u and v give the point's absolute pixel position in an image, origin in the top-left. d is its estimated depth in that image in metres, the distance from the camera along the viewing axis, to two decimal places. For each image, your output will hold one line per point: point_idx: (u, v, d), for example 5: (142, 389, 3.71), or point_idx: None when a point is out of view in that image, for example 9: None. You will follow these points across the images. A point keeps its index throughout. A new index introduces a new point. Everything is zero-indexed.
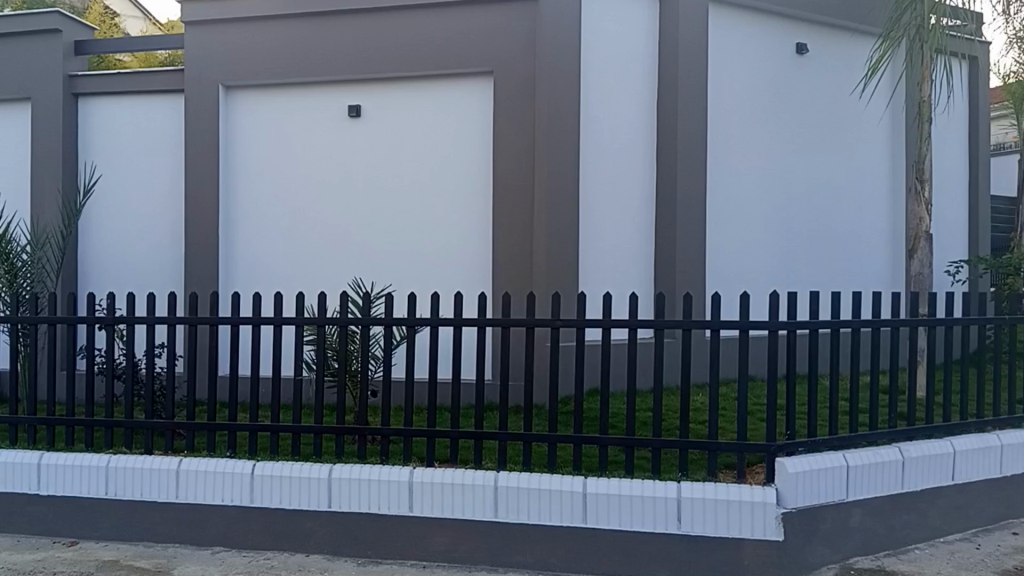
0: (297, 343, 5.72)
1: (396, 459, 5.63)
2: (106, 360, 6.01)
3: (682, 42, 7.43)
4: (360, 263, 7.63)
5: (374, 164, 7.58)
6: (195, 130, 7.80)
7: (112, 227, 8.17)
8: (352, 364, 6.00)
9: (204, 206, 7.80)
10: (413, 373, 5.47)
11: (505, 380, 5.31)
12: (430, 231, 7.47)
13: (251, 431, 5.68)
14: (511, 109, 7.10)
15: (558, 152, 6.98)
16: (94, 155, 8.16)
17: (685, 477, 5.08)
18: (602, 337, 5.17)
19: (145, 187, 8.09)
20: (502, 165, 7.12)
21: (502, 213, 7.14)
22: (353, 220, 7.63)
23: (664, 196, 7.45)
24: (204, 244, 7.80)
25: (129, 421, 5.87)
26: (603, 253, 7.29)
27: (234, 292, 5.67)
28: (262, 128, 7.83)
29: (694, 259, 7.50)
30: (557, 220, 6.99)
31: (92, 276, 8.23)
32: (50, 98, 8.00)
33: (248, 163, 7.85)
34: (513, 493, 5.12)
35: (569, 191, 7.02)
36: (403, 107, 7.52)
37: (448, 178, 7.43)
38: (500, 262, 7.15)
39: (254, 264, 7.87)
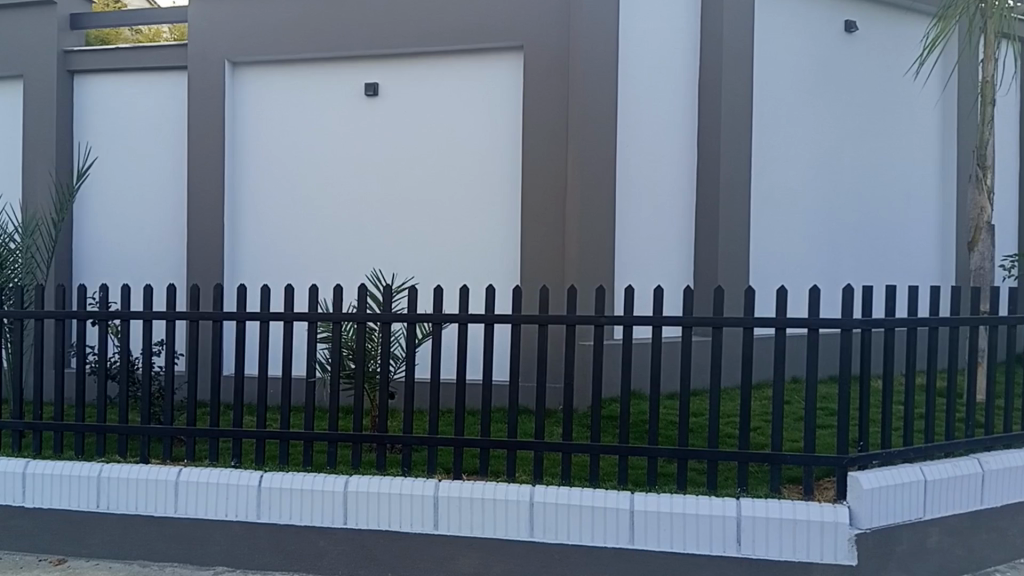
0: (311, 342, 5.17)
1: (419, 470, 5.10)
2: (99, 358, 5.49)
3: (728, 17, 6.91)
4: (376, 255, 7.15)
5: (393, 149, 7.08)
6: (199, 111, 7.27)
7: (109, 216, 7.65)
8: (370, 365, 5.46)
9: (208, 194, 7.26)
10: (439, 376, 4.92)
11: (542, 383, 4.75)
12: (455, 221, 6.97)
13: (259, 439, 5.14)
14: (541, 88, 6.59)
15: (595, 136, 6.51)
16: (89, 138, 7.64)
17: (745, 494, 4.54)
18: (653, 335, 4.60)
19: (145, 172, 7.56)
20: (533, 149, 6.62)
21: (532, 202, 6.64)
22: (370, 210, 7.14)
23: (706, 183, 6.97)
24: (209, 236, 7.28)
25: (123, 426, 5.35)
26: (640, 243, 6.85)
27: (241, 285, 5.12)
28: (270, 109, 7.30)
29: (737, 253, 7.03)
30: (590, 209, 6.49)
31: (90, 269, 7.71)
32: (43, 76, 7.47)
33: (256, 147, 7.33)
34: (551, 510, 4.59)
35: (605, 177, 6.55)
36: (425, 87, 7.00)
37: (473, 164, 6.93)
38: (527, 253, 6.66)
39: (264, 257, 7.36)
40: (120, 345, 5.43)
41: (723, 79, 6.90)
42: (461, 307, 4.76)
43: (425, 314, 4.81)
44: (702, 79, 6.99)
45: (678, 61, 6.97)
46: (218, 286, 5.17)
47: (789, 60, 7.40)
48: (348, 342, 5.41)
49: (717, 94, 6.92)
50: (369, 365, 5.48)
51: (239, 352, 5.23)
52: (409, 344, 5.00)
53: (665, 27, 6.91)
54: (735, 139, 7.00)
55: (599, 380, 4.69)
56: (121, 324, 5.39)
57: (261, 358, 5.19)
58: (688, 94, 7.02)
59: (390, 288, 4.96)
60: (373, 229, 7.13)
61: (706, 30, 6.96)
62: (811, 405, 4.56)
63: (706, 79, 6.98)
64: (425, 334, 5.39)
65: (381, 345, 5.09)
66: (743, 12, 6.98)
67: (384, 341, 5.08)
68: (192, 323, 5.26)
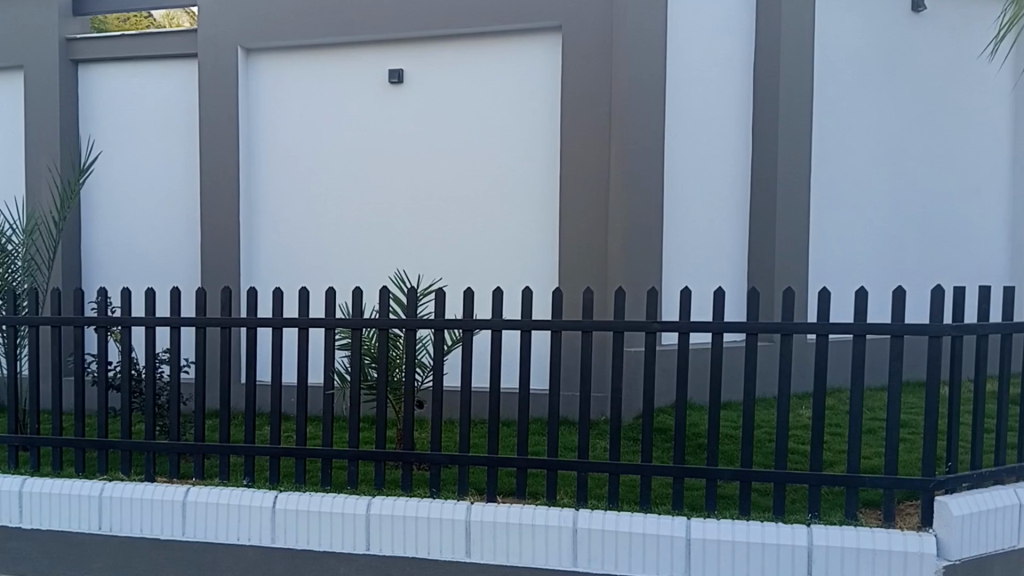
0: (328, 349, 4.69)
1: (449, 492, 4.63)
2: (99, 365, 5.06)
3: (786, 15, 6.88)
4: (403, 253, 6.74)
5: (420, 141, 6.65)
6: (213, 100, 6.82)
7: (118, 213, 7.23)
8: (394, 374, 4.99)
9: (223, 190, 6.83)
10: (470, 384, 4.44)
11: (585, 395, 4.24)
12: (485, 220, 6.56)
13: (274, 456, 4.69)
14: (580, 79, 6.20)
15: (642, 127, 6.24)
16: (96, 130, 7.24)
17: (816, 519, 4.07)
18: (713, 343, 4.07)
19: (155, 167, 7.14)
20: (572, 140, 6.25)
21: (569, 196, 6.27)
22: (396, 205, 6.72)
23: (760, 183, 6.99)
24: (225, 235, 6.85)
25: (126, 440, 4.91)
26: (698, 240, 6.90)
27: (253, 285, 4.66)
28: (287, 98, 6.86)
29: (796, 251, 7.06)
30: (637, 203, 6.25)
31: (100, 272, 7.29)
32: (46, 64, 7.04)
33: (273, 140, 6.90)
34: (598, 537, 4.10)
35: (653, 170, 6.31)
36: (453, 74, 6.57)
37: (506, 157, 6.49)
38: (564, 253, 6.30)
39: (283, 257, 6.95)
40: (121, 354, 5.01)
41: (781, 80, 6.89)
42: (494, 311, 4.28)
43: (454, 318, 4.33)
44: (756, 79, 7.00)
45: (735, 63, 6.97)
46: (227, 288, 4.69)
47: (848, 58, 7.31)
48: (369, 349, 4.93)
49: (775, 94, 6.90)
50: (392, 374, 5.00)
51: (250, 360, 4.76)
52: (437, 352, 4.50)
53: (721, 26, 6.90)
54: (794, 139, 7.01)
55: (652, 388, 4.18)
56: (122, 330, 4.97)
57: (276, 365, 4.73)
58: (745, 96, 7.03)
59: (416, 290, 4.49)
60: (399, 228, 6.72)
61: (761, 29, 6.94)
62: (892, 422, 4.05)
63: (763, 83, 6.96)
64: (454, 340, 4.92)
65: (406, 352, 4.63)
66: (802, 11, 6.95)
67: (410, 348, 4.60)
68: (200, 328, 4.81)
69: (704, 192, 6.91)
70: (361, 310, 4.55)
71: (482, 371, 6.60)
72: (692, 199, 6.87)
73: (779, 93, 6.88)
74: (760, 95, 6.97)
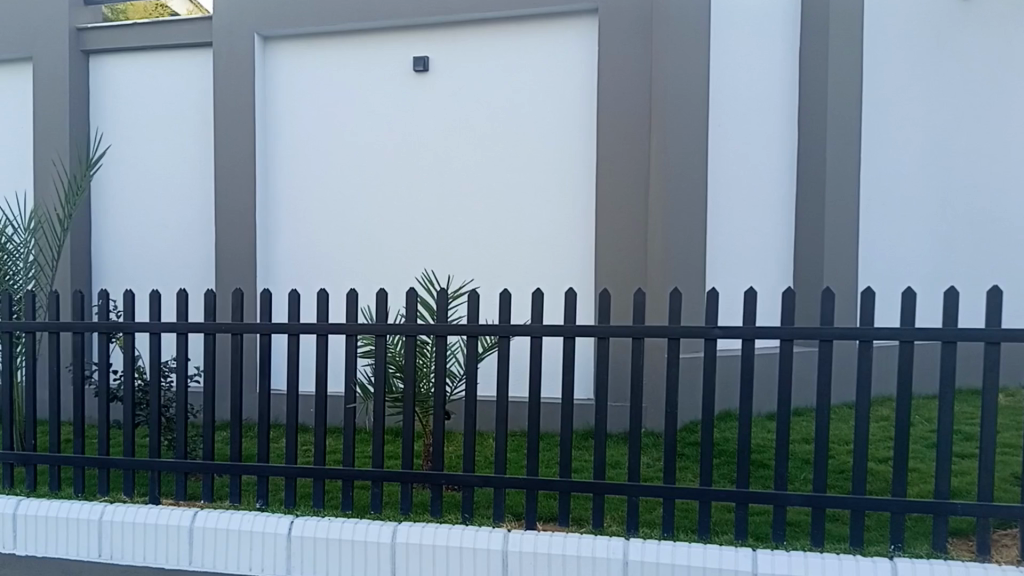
0: (349, 359, 4.24)
1: (483, 518, 4.17)
2: (101, 376, 4.64)
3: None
4: (431, 254, 6.32)
5: (450, 135, 6.23)
6: (228, 92, 6.41)
7: (130, 213, 6.83)
8: (422, 385, 4.56)
9: (239, 187, 6.42)
10: (507, 396, 3.99)
11: (636, 411, 3.76)
12: (519, 219, 6.13)
13: (288, 476, 4.25)
14: (617, 65, 5.75)
15: (684, 118, 5.83)
16: (107, 126, 6.84)
17: (900, 552, 3.58)
18: (782, 351, 3.59)
19: (168, 164, 6.73)
20: (609, 131, 5.79)
21: (606, 191, 5.82)
22: (423, 203, 6.30)
23: (808, 179, 6.52)
24: (242, 235, 6.44)
25: (129, 459, 4.48)
26: (741, 236, 6.43)
27: (266, 288, 4.23)
28: (306, 90, 6.45)
29: (846, 251, 6.54)
30: (679, 199, 5.86)
31: (112, 273, 6.90)
32: (54, 56, 6.65)
33: (293, 136, 6.50)
34: (652, 571, 3.64)
35: (695, 164, 5.90)
36: (483, 62, 6.14)
37: (541, 153, 6.07)
38: (601, 252, 5.85)
39: (303, 259, 6.53)
40: (123, 363, 4.57)
41: (831, 70, 6.41)
42: (534, 318, 3.83)
43: (490, 323, 3.88)
44: (804, 68, 6.53)
45: (781, 55, 6.53)
46: (238, 290, 4.26)
47: (903, 45, 6.84)
48: (395, 357, 4.49)
49: (824, 83, 6.43)
50: (420, 385, 4.56)
51: (262, 370, 4.31)
52: (469, 360, 4.05)
53: (765, 14, 6.45)
54: (845, 132, 6.50)
55: (710, 399, 3.67)
56: (125, 336, 4.53)
57: (291, 373, 4.28)
58: (790, 87, 6.58)
59: (447, 292, 4.05)
60: (426, 226, 6.30)
61: (808, 17, 6.49)
62: (989, 444, 3.52)
63: (810, 74, 6.51)
64: (488, 345, 4.47)
65: (436, 362, 4.18)
66: None
67: (440, 357, 4.16)
68: (208, 335, 4.38)
69: (747, 188, 6.47)
70: (385, 314, 4.11)
71: (518, 380, 6.18)
72: (738, 195, 6.42)
73: (830, 82, 6.43)
74: (811, 85, 6.51)
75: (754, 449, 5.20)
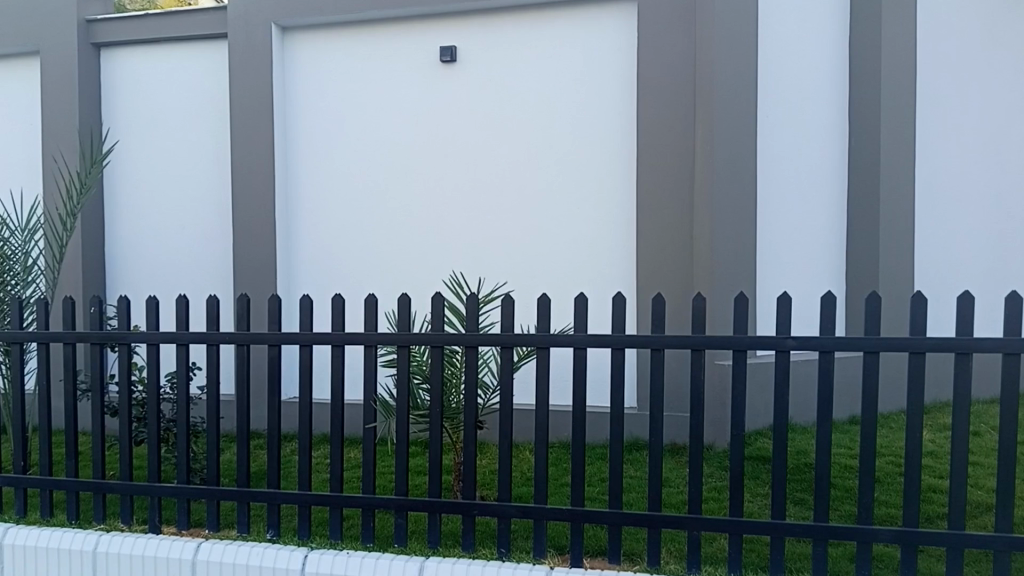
0: (370, 373, 3.78)
1: (522, 552, 3.69)
2: (97, 391, 4.21)
3: None
4: (462, 257, 5.90)
5: (481, 129, 5.81)
6: (244, 87, 6.00)
7: (142, 215, 6.43)
8: (451, 399, 4.11)
9: (257, 187, 6.00)
10: (546, 412, 3.53)
11: (697, 432, 3.27)
12: (558, 219, 5.70)
13: (302, 505, 3.77)
14: (659, 53, 5.34)
15: (731, 103, 5.31)
16: (118, 124, 6.45)
17: None
18: (867, 364, 3.11)
19: (182, 163, 6.33)
20: (649, 120, 5.38)
21: (649, 188, 5.40)
22: (452, 203, 5.88)
23: (860, 176, 6.01)
24: (260, 238, 6.01)
25: (127, 483, 4.03)
26: (796, 235, 5.88)
27: (276, 292, 3.79)
28: (327, 84, 6.05)
29: (900, 252, 6.08)
30: (726, 192, 5.31)
31: (124, 279, 6.50)
32: (62, 49, 6.26)
33: (314, 134, 6.10)
34: None
35: (744, 152, 5.37)
36: (516, 51, 5.72)
37: (581, 149, 5.65)
38: (644, 254, 5.42)
39: (324, 264, 6.12)
40: (121, 376, 4.15)
41: (883, 58, 5.90)
42: (577, 325, 3.37)
43: (527, 332, 3.43)
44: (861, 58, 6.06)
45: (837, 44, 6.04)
46: (243, 294, 3.83)
47: (965, 35, 6.36)
48: (420, 368, 4.01)
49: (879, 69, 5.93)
50: (449, 398, 4.11)
51: (271, 383, 3.87)
52: (503, 372, 3.59)
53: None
54: (896, 126, 6.03)
55: (786, 415, 3.17)
56: (123, 347, 4.10)
57: (305, 387, 3.84)
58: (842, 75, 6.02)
59: (478, 297, 3.60)
60: (455, 227, 5.88)
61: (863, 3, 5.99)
62: None
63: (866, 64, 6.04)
64: (525, 352, 4.01)
65: (465, 373, 3.73)
66: None
67: (471, 368, 3.71)
68: (212, 345, 3.95)
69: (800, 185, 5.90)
70: (409, 320, 3.67)
71: (561, 391, 5.73)
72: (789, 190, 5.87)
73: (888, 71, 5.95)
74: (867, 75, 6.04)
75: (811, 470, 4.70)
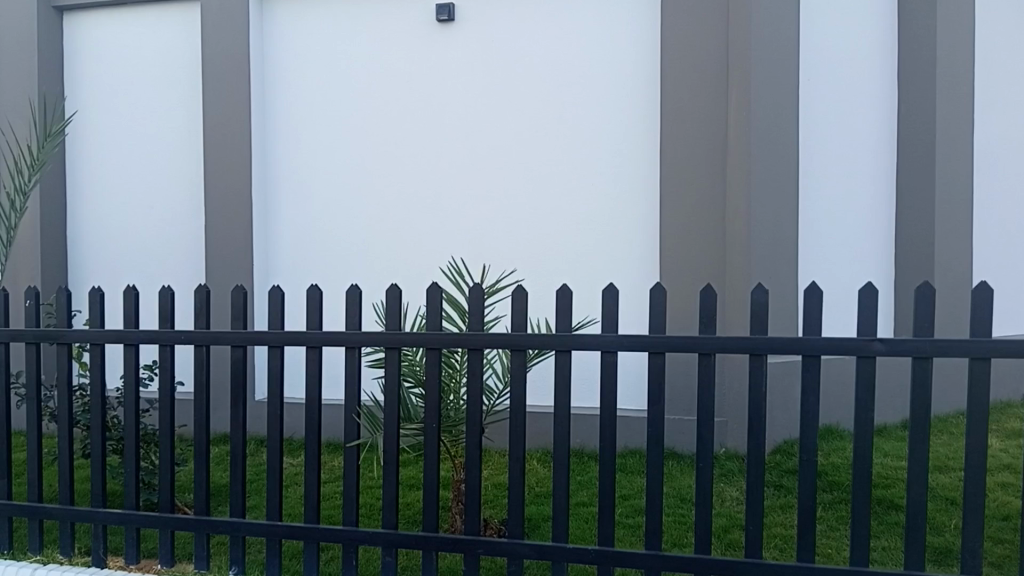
0: (353, 380, 3.13)
1: None
2: (33, 401, 3.57)
3: None
4: (463, 241, 5.26)
5: (484, 97, 5.19)
6: (219, 50, 5.38)
7: (109, 196, 5.79)
8: (453, 408, 3.47)
9: (233, 162, 5.36)
10: (567, 429, 2.89)
11: (756, 459, 2.64)
12: (571, 198, 5.07)
13: (272, 537, 3.15)
14: (687, 8, 4.68)
15: (771, 61, 4.58)
16: (83, 96, 5.82)
17: None
18: (972, 370, 2.44)
19: (152, 137, 5.69)
20: (675, 85, 4.72)
21: (675, 163, 4.73)
22: (451, 179, 5.25)
23: (910, 149, 5.10)
24: (236, 219, 5.37)
25: (65, 509, 3.41)
26: (842, 220, 5.00)
27: (241, 284, 3.17)
28: (312, 48, 5.44)
29: (957, 232, 5.18)
30: (765, 165, 4.58)
31: (90, 268, 5.86)
32: (20, 12, 5.64)
33: (299, 105, 5.48)
34: None
35: (786, 119, 4.64)
36: (523, 8, 5.09)
37: (600, 120, 5.02)
38: (669, 238, 4.75)
39: (311, 248, 5.48)
40: (62, 382, 3.52)
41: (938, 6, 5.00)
42: (606, 324, 2.74)
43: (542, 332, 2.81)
44: None
45: None
46: (203, 285, 3.22)
47: None
48: (413, 369, 3.38)
49: (933, 20, 5.02)
50: (451, 408, 3.47)
51: (235, 391, 3.24)
52: (514, 381, 2.96)
53: None
54: (952, 89, 5.14)
55: (869, 429, 2.54)
56: (63, 349, 3.48)
57: (275, 397, 3.21)
58: (889, 34, 5.10)
59: (484, 288, 2.98)
60: (457, 207, 5.26)
61: None
62: None
63: None
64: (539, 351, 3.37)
65: (469, 380, 3.09)
66: None
67: (475, 374, 3.07)
68: (164, 346, 3.32)
69: (842, 161, 5.00)
70: (400, 316, 3.04)
71: (582, 391, 5.08)
72: (833, 164, 4.97)
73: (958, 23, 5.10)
74: None
75: (876, 481, 3.88)
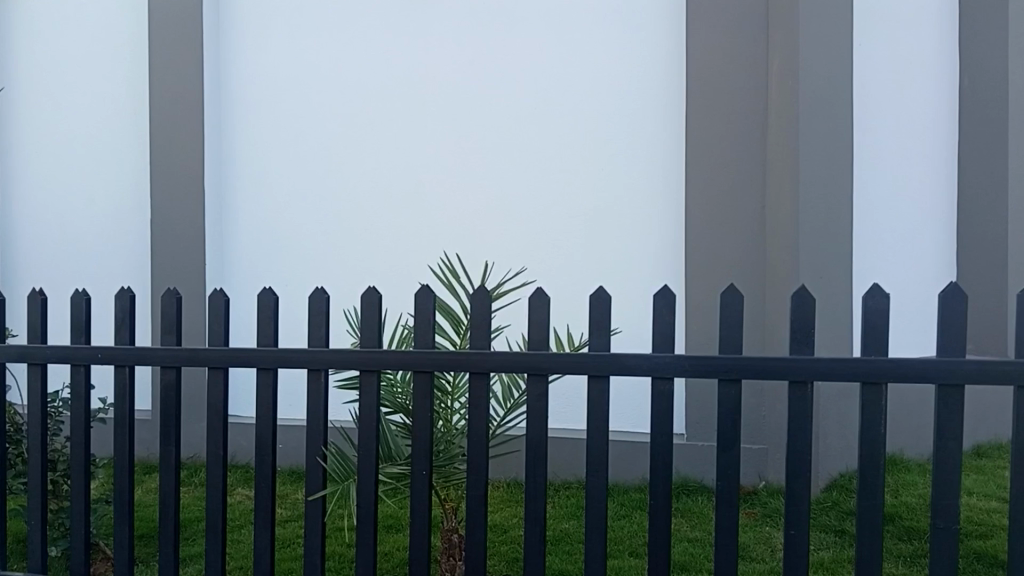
0: (320, 410, 2.41)
1: None
2: None
3: None
4: (451, 237, 4.55)
5: (475, 72, 4.50)
6: (167, 17, 4.66)
7: (46, 188, 5.07)
8: (445, 437, 2.76)
9: (185, 148, 4.64)
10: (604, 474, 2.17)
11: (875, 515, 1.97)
12: (576, 187, 4.39)
13: None
14: None
15: (821, 24, 3.79)
16: (17, 75, 5.11)
17: None
18: None
19: (94, 119, 4.97)
20: (705, 52, 4.02)
21: (707, 143, 4.02)
22: (437, 166, 4.56)
23: (977, 128, 4.34)
24: (188, 213, 4.64)
25: None
26: (903, 213, 4.24)
27: (172, 286, 2.45)
28: (280, 16, 4.73)
29: None
30: (814, 149, 3.80)
31: (24, 271, 5.14)
32: None
33: (263, 81, 4.78)
34: None
35: (840, 95, 3.85)
36: None
37: (611, 97, 4.34)
38: (699, 231, 4.03)
39: (276, 244, 4.76)
40: None
41: None
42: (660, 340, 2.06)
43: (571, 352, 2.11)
44: None
45: None
46: (124, 289, 2.50)
47: None
48: (393, 391, 2.69)
49: None
50: (443, 438, 2.76)
51: (165, 423, 2.52)
52: (532, 412, 2.24)
53: None
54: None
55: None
56: None
57: (216, 430, 2.48)
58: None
59: (489, 289, 2.27)
60: (442, 197, 4.55)
61: None
62: None
63: None
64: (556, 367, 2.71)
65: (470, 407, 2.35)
66: None
67: (477, 405, 2.36)
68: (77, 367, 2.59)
69: (903, 142, 4.23)
70: (379, 327, 2.33)
71: (624, 416, 4.28)
72: (900, 146, 4.23)
73: None
74: None
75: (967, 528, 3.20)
